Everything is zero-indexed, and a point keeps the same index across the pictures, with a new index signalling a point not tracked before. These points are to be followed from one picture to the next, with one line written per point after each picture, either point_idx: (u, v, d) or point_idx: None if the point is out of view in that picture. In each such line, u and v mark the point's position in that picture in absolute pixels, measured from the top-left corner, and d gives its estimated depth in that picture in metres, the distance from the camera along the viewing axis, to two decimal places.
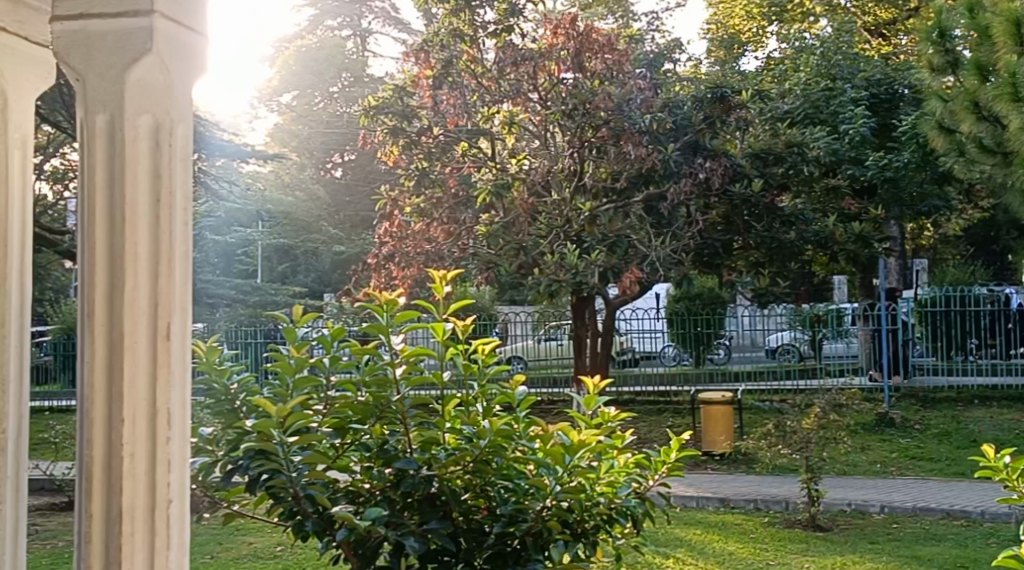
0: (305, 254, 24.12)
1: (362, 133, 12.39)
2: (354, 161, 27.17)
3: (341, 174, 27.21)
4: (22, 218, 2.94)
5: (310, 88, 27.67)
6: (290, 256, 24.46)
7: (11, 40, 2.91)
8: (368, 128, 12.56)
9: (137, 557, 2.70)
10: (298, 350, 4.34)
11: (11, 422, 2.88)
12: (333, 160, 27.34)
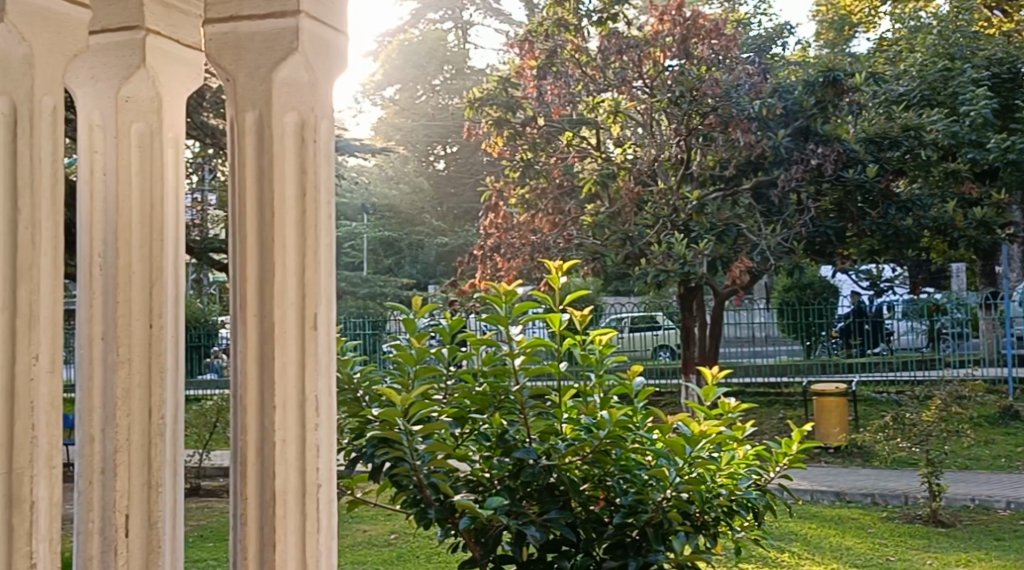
0: (411, 246, 24.51)
1: (466, 124, 12.18)
2: (457, 154, 26.93)
3: (443, 166, 26.96)
4: (177, 218, 3.05)
5: (414, 81, 27.61)
6: (395, 249, 24.80)
7: (166, 43, 3.01)
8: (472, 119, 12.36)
9: (289, 539, 2.80)
10: (419, 341, 4.45)
11: (169, 410, 2.97)
12: (435, 152, 27.16)
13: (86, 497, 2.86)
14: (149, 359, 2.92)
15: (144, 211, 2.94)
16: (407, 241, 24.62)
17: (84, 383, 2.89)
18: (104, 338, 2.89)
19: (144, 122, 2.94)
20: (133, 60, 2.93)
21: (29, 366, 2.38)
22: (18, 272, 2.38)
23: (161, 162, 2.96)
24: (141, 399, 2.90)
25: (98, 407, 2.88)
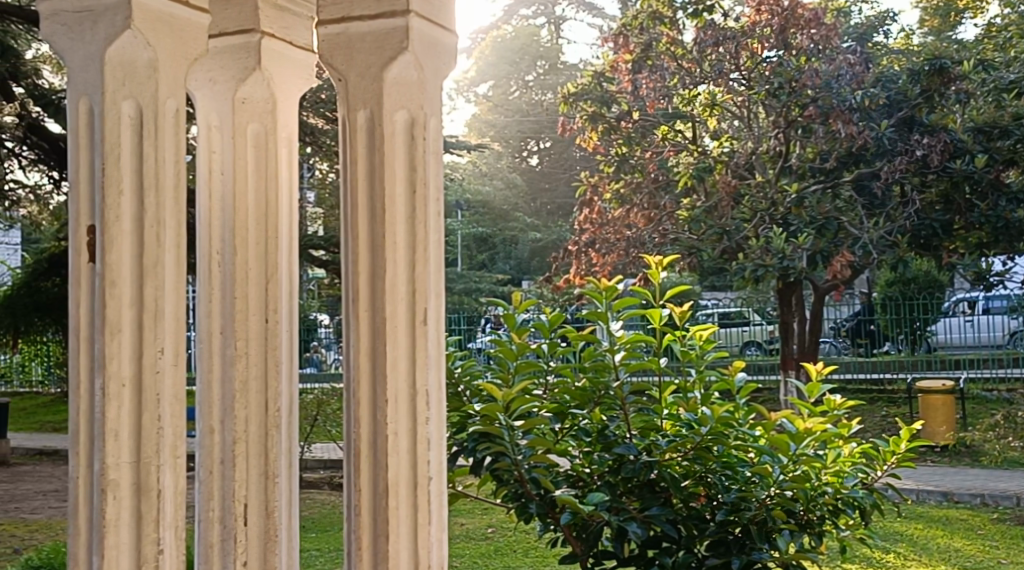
0: (504, 242, 24.51)
1: (562, 120, 12.38)
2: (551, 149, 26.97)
3: (537, 162, 26.98)
4: (291, 216, 3.16)
5: (508, 77, 27.62)
6: (489, 245, 24.91)
7: (281, 46, 3.11)
8: (567, 114, 12.51)
9: (402, 531, 2.86)
10: (520, 336, 4.50)
11: (285, 402, 3.08)
12: (528, 149, 27.12)
13: (207, 487, 2.95)
14: (266, 353, 3.01)
15: (260, 207, 3.02)
16: (501, 238, 24.60)
17: (203, 376, 2.98)
18: (223, 333, 2.98)
19: (260, 122, 3.03)
20: (249, 62, 3.03)
21: (155, 360, 2.57)
22: (145, 269, 2.57)
23: (276, 161, 3.05)
24: (258, 392, 3.00)
25: (217, 400, 2.98)
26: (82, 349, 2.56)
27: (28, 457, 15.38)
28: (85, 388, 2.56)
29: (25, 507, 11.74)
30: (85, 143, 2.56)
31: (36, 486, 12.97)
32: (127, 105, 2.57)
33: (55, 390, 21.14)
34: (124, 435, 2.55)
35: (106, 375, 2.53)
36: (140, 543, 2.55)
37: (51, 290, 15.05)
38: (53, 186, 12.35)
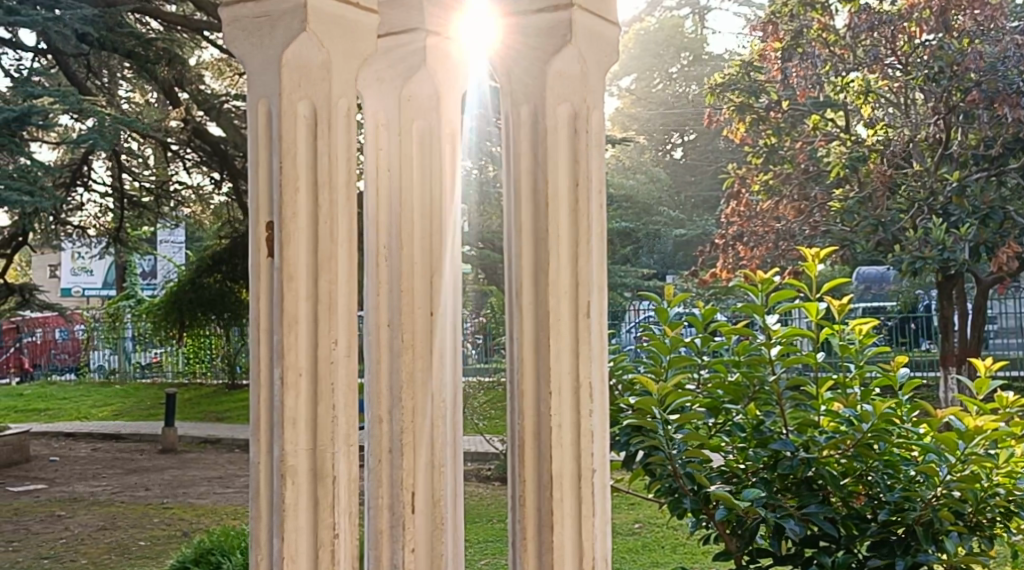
0: (647, 236, 21.07)
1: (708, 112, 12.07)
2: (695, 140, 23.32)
3: (681, 155, 23.38)
4: (454, 209, 3.21)
5: (650, 69, 24.66)
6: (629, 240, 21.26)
7: (445, 42, 3.16)
8: (714, 105, 12.17)
9: (566, 521, 2.88)
10: (673, 330, 4.49)
11: (449, 393, 3.15)
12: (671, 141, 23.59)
13: (376, 474, 3.04)
14: (431, 345, 3.10)
15: (426, 204, 3.14)
16: (644, 231, 21.19)
17: (374, 366, 3.08)
18: (390, 325, 3.08)
19: (425, 119, 3.13)
20: (414, 60, 3.11)
21: (330, 351, 2.78)
22: (320, 264, 2.78)
23: (440, 156, 3.14)
24: (425, 384, 3.09)
25: (387, 389, 3.07)
26: (262, 340, 2.78)
27: (194, 445, 16.03)
28: (264, 377, 2.78)
29: (191, 492, 12.23)
30: (263, 142, 2.78)
31: (201, 473, 13.50)
32: (302, 105, 2.78)
33: (217, 382, 21.98)
34: (302, 422, 2.76)
35: (285, 365, 2.75)
36: (318, 525, 2.78)
37: (212, 286, 15.71)
38: (215, 186, 12.93)
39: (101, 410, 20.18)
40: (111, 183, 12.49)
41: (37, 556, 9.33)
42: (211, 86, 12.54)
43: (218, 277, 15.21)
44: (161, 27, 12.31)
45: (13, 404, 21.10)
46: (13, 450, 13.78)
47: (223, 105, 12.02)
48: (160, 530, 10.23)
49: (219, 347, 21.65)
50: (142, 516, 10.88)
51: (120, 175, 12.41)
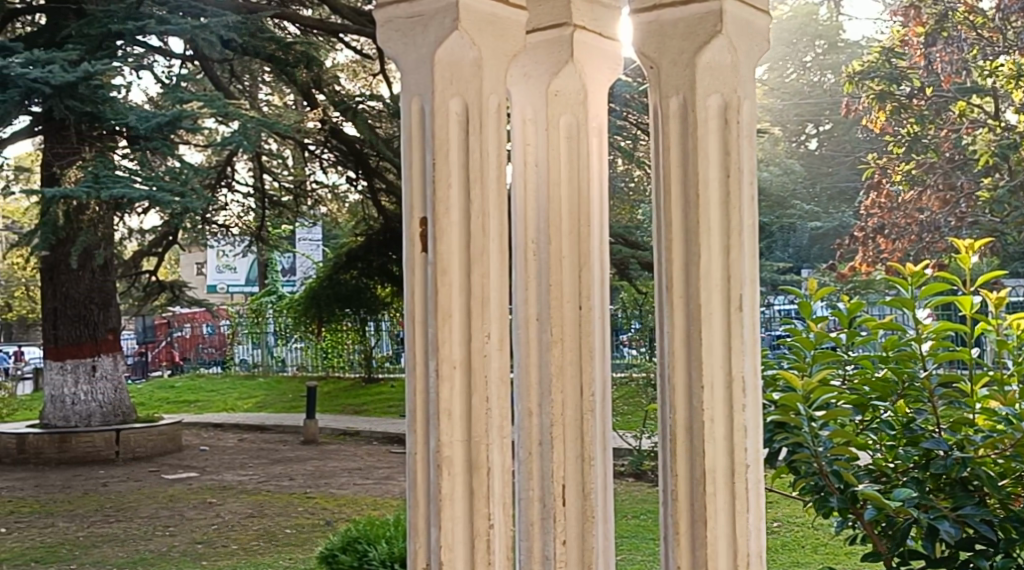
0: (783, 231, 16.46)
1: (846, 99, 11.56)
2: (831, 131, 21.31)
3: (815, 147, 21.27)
4: (601, 205, 3.26)
5: (784, 59, 22.10)
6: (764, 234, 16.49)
7: (591, 38, 3.24)
8: (852, 92, 11.73)
9: (720, 517, 2.86)
10: (817, 325, 4.38)
11: (598, 386, 3.20)
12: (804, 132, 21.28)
13: (527, 467, 3.15)
14: (580, 339, 3.17)
15: (573, 198, 3.18)
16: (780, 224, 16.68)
17: (522, 360, 3.17)
18: (539, 320, 3.16)
19: (572, 114, 3.18)
20: (561, 55, 3.18)
21: (483, 344, 2.87)
22: (472, 258, 2.88)
23: (588, 151, 3.20)
24: (574, 377, 3.16)
25: (535, 383, 3.16)
26: (418, 333, 2.89)
27: (333, 437, 16.39)
28: (420, 370, 2.89)
29: (333, 483, 12.52)
30: (417, 141, 2.90)
31: (341, 464, 13.81)
32: (454, 103, 2.89)
33: (355, 375, 22.42)
34: (457, 414, 2.86)
35: (440, 358, 2.85)
36: (473, 516, 2.87)
37: (348, 282, 16.09)
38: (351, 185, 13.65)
39: (247, 401, 20.87)
40: (254, 183, 13.09)
41: (190, 541, 9.67)
42: (346, 85, 13.48)
43: (353, 274, 15.61)
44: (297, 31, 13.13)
45: (164, 396, 21.90)
46: (166, 439, 14.30)
47: (354, 107, 12.48)
48: (304, 519, 10.49)
49: (355, 341, 22.03)
50: (286, 506, 11.17)
51: (262, 175, 13.06)
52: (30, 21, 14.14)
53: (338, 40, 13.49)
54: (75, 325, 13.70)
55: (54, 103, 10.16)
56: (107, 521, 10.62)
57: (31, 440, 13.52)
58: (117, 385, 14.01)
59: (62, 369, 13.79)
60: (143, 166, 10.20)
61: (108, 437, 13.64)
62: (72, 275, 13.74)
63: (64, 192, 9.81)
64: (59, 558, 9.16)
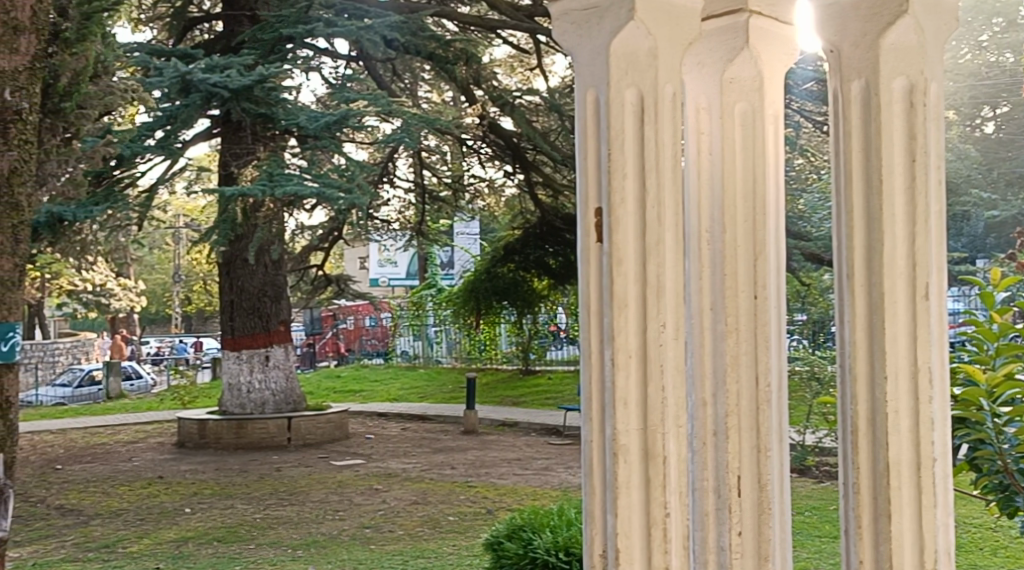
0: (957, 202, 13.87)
1: None
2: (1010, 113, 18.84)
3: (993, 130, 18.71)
4: (777, 192, 3.24)
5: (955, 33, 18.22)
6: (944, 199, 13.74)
7: (769, 25, 3.22)
8: None
9: (905, 511, 2.79)
10: (1000, 316, 4.12)
11: (774, 377, 3.18)
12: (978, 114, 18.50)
13: (701, 456, 3.14)
14: (756, 329, 3.15)
15: (748, 187, 3.18)
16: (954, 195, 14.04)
17: (697, 351, 3.18)
18: (713, 309, 3.18)
19: (747, 102, 3.19)
20: (737, 42, 3.19)
21: (658, 334, 2.95)
22: (648, 249, 2.97)
23: (764, 139, 3.19)
24: (750, 367, 3.15)
25: (710, 373, 3.17)
26: (594, 322, 3.01)
27: (493, 428, 16.59)
28: (597, 358, 3.00)
29: (493, 472, 12.68)
30: (593, 132, 3.03)
31: (501, 454, 13.97)
32: (630, 93, 2.99)
33: (512, 368, 22.68)
34: (632, 403, 2.95)
35: (616, 347, 2.95)
36: (650, 504, 2.94)
37: (505, 276, 16.33)
38: (507, 178, 13.86)
39: (409, 391, 21.34)
40: (414, 179, 13.32)
41: (358, 525, 9.95)
42: (503, 81, 13.85)
43: (511, 266, 15.76)
44: (456, 28, 13.29)
45: (331, 385, 22.57)
46: (334, 427, 14.75)
47: (512, 101, 12.65)
48: (466, 507, 10.66)
49: (513, 333, 22.20)
50: (449, 494, 11.36)
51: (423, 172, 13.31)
52: (208, 28, 14.78)
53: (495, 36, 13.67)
54: (249, 317, 14.17)
55: (232, 106, 10.60)
56: (281, 505, 11.01)
57: (211, 426, 14.14)
58: (288, 374, 14.44)
59: (239, 358, 14.31)
60: (312, 164, 10.48)
61: (281, 424, 14.15)
62: (247, 270, 14.31)
63: (241, 190, 10.13)
64: (238, 538, 9.55)
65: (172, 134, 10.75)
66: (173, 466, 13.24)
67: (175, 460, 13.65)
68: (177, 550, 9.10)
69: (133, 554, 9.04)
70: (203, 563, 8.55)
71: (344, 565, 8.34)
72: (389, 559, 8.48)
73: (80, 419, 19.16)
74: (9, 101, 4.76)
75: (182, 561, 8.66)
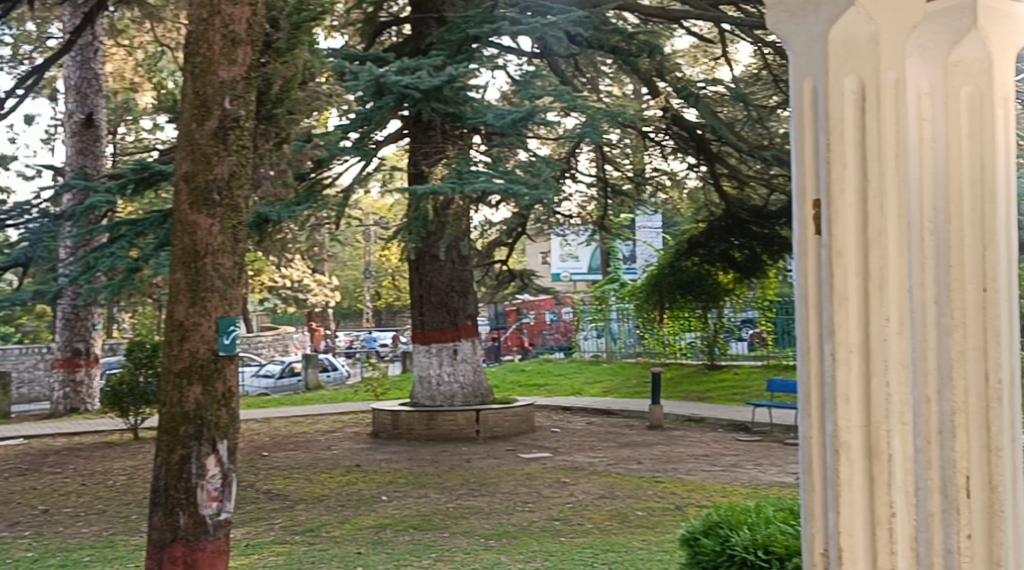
0: None
1: None
2: None
3: None
4: (1007, 182, 3.29)
5: None
6: None
7: (993, 5, 3.28)
8: None
9: None
10: None
11: (1006, 372, 3.23)
12: None
13: (925, 455, 3.24)
14: (984, 323, 3.22)
15: (974, 178, 3.26)
16: None
17: (920, 341, 3.26)
18: (937, 302, 3.26)
19: (973, 87, 3.28)
20: (964, 23, 3.26)
21: (883, 328, 3.09)
22: (869, 239, 3.11)
23: (990, 125, 3.27)
24: (977, 361, 3.22)
25: (933, 368, 3.26)
26: (813, 317, 3.16)
27: (678, 424, 16.45)
28: (816, 352, 3.16)
29: (681, 468, 12.57)
30: (812, 123, 3.19)
31: (688, 450, 13.83)
32: (849, 81, 3.13)
33: (697, 362, 22.28)
34: (854, 398, 3.10)
35: (837, 341, 3.10)
36: (872, 500, 3.10)
37: (689, 270, 16.15)
38: (689, 171, 13.86)
39: (594, 385, 21.38)
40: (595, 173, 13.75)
41: (548, 517, 10.04)
42: (687, 70, 13.67)
43: (696, 260, 15.53)
44: (637, 20, 13.26)
45: (517, 379, 22.86)
46: (521, 420, 14.90)
47: (697, 93, 12.51)
48: (655, 502, 10.61)
49: (697, 328, 21.93)
50: (637, 488, 11.31)
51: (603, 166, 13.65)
52: (396, 32, 15.13)
53: (677, 27, 13.56)
54: (438, 311, 14.46)
55: (423, 106, 10.78)
56: (472, 495, 11.21)
57: (404, 417, 14.56)
58: (476, 367, 14.60)
59: (428, 352, 14.58)
60: (498, 161, 10.63)
61: (469, 416, 14.39)
62: (436, 265, 14.61)
63: (433, 189, 10.28)
64: (433, 526, 9.77)
65: (367, 135, 10.88)
66: (369, 455, 13.66)
67: (371, 449, 14.09)
68: (376, 536, 9.38)
69: (336, 538, 9.37)
70: (401, 549, 8.79)
71: (536, 556, 8.40)
72: (580, 551, 8.51)
73: (281, 409, 19.97)
74: (227, 109, 5.64)
75: (381, 546, 8.92)
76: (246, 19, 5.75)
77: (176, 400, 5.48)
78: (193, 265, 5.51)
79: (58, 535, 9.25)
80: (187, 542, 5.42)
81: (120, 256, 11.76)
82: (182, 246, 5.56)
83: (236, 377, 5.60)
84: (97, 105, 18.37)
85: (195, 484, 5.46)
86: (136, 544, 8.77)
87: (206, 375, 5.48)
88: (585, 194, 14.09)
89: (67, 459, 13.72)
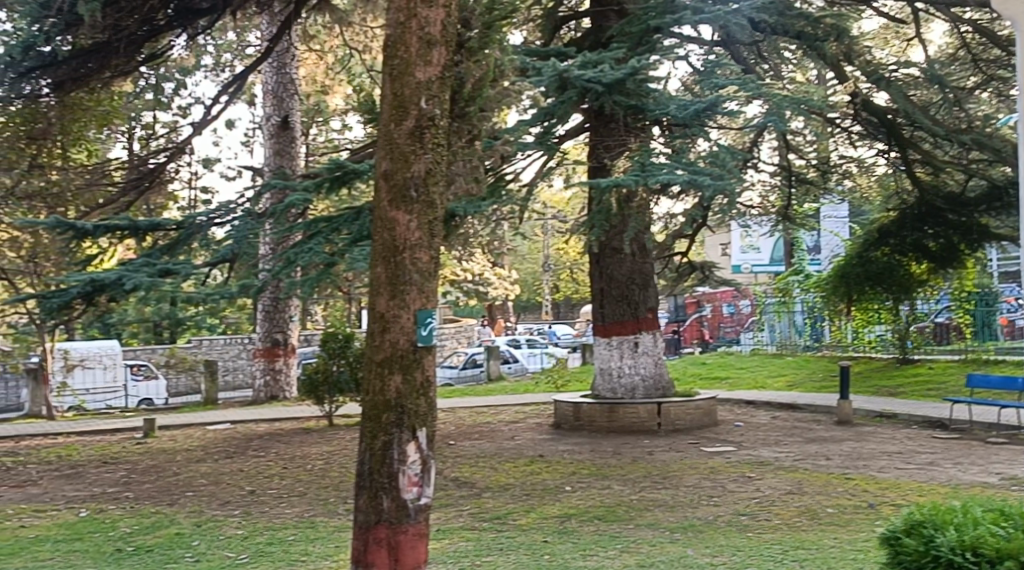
0: None
1: None
2: None
3: None
4: None
5: None
6: None
7: None
8: None
9: None
10: None
11: None
12: None
13: None
14: None
15: None
16: None
17: None
18: None
19: None
20: None
21: None
22: None
23: None
24: None
25: None
26: None
27: (868, 419, 15.95)
28: None
29: (873, 465, 12.19)
30: None
31: (880, 447, 13.41)
32: None
33: (887, 355, 21.56)
34: None
35: None
36: None
37: (879, 260, 15.70)
38: (876, 159, 13.53)
39: (778, 379, 20.97)
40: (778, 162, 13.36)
41: (735, 512, 9.91)
42: (877, 52, 13.19)
43: (887, 250, 15.06)
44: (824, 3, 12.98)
45: (698, 371, 22.75)
46: (703, 413, 14.74)
47: (887, 76, 12.22)
48: (845, 500, 10.34)
49: (887, 321, 21.22)
50: (827, 485, 11.05)
51: (788, 155, 13.31)
52: (576, 26, 15.15)
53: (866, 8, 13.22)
54: (619, 305, 14.48)
55: (606, 99, 10.81)
56: (656, 487, 11.16)
57: (585, 409, 14.63)
58: (657, 360, 14.52)
59: (610, 345, 14.58)
60: (681, 153, 10.53)
61: (650, 409, 14.33)
62: (617, 257, 14.59)
63: (617, 181, 10.23)
64: (618, 517, 9.79)
65: (549, 130, 11.03)
66: (552, 445, 13.79)
67: (554, 440, 14.21)
68: (562, 526, 9.48)
69: (523, 526, 9.52)
70: (587, 540, 8.84)
71: (724, 550, 8.33)
72: (768, 548, 8.38)
73: (466, 399, 20.34)
74: (423, 110, 5.98)
75: (567, 536, 9.01)
76: (441, 21, 6.04)
77: (378, 389, 5.85)
78: (393, 260, 5.89)
79: (263, 516, 9.69)
80: (390, 525, 5.78)
81: (317, 251, 12.20)
82: (383, 243, 5.94)
83: (434, 365, 5.92)
84: (291, 108, 19.10)
85: (397, 469, 5.79)
86: (336, 525, 9.11)
87: (405, 366, 5.83)
88: (768, 183, 13.81)
89: (268, 444, 14.36)
